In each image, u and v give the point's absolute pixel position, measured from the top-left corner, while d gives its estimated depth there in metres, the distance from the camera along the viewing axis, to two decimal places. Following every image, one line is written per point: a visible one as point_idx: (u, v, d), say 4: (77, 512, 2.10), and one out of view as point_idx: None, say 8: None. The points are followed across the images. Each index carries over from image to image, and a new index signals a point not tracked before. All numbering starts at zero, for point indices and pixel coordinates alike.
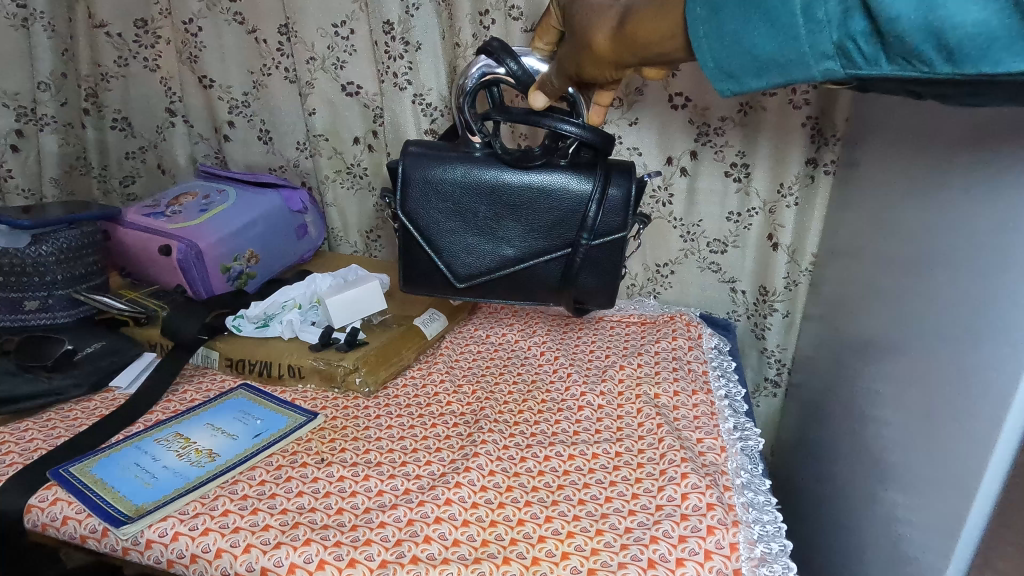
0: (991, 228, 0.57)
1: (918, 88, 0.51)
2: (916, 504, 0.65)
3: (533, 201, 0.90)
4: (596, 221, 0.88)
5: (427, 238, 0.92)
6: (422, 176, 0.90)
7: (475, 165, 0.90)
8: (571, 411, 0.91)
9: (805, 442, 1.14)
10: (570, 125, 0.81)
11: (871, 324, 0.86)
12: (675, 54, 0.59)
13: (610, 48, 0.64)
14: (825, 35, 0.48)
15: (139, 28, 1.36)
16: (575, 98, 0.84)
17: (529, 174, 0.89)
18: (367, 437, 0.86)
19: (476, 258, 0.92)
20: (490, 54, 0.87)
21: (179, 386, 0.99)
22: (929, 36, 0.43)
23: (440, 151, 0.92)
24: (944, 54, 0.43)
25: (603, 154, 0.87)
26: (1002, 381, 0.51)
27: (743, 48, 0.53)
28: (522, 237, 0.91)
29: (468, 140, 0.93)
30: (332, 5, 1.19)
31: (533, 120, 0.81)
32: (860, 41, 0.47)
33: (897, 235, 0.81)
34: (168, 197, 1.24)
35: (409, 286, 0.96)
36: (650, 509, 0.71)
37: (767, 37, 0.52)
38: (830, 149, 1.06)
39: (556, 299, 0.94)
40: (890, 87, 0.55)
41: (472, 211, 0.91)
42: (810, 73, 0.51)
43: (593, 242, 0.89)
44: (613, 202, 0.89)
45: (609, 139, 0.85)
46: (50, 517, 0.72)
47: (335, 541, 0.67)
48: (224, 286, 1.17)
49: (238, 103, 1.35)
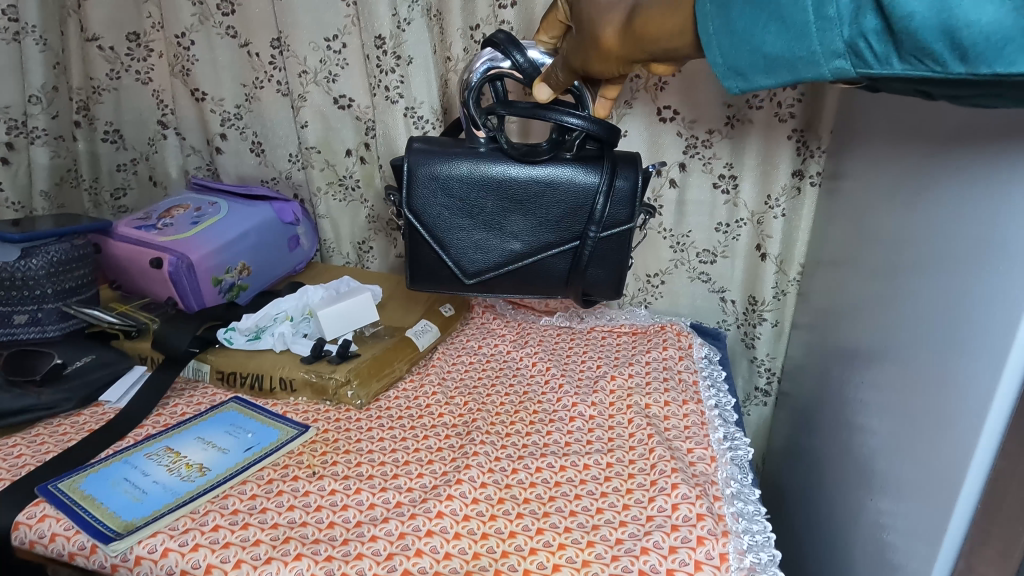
0: (971, 242, 0.58)
1: (930, 88, 0.52)
2: (901, 512, 0.66)
3: (540, 194, 0.91)
4: (604, 212, 0.89)
5: (435, 235, 0.92)
6: (428, 173, 0.91)
7: (481, 161, 0.91)
8: (563, 422, 0.91)
9: (796, 451, 1.15)
10: (573, 118, 0.85)
11: (858, 334, 0.87)
12: (684, 50, 0.61)
13: (618, 43, 0.64)
14: (836, 33, 0.51)
15: (131, 42, 1.36)
16: (580, 90, 0.86)
17: (536, 168, 0.91)
18: (359, 450, 0.86)
19: (483, 254, 0.93)
20: (495, 47, 0.88)
21: (170, 400, 0.98)
22: (942, 35, 0.45)
23: (445, 147, 0.93)
24: (956, 53, 0.45)
25: (609, 145, 0.89)
26: (982, 392, 0.52)
27: (753, 46, 0.55)
28: (529, 230, 0.92)
29: (472, 134, 0.94)
30: (325, 19, 1.21)
31: (539, 114, 0.83)
32: (872, 39, 0.49)
33: (881, 247, 0.83)
34: (159, 209, 1.25)
35: (415, 283, 0.97)
36: (640, 520, 0.72)
37: (779, 36, 0.54)
38: (815, 161, 1.08)
39: (564, 291, 0.96)
40: (896, 88, 0.56)
41: (479, 207, 0.91)
42: (820, 71, 0.53)
43: (601, 234, 0.91)
44: (619, 194, 0.90)
45: (614, 130, 0.88)
46: (38, 534, 0.72)
47: (327, 555, 0.67)
48: (216, 299, 1.17)
49: (230, 115, 1.36)
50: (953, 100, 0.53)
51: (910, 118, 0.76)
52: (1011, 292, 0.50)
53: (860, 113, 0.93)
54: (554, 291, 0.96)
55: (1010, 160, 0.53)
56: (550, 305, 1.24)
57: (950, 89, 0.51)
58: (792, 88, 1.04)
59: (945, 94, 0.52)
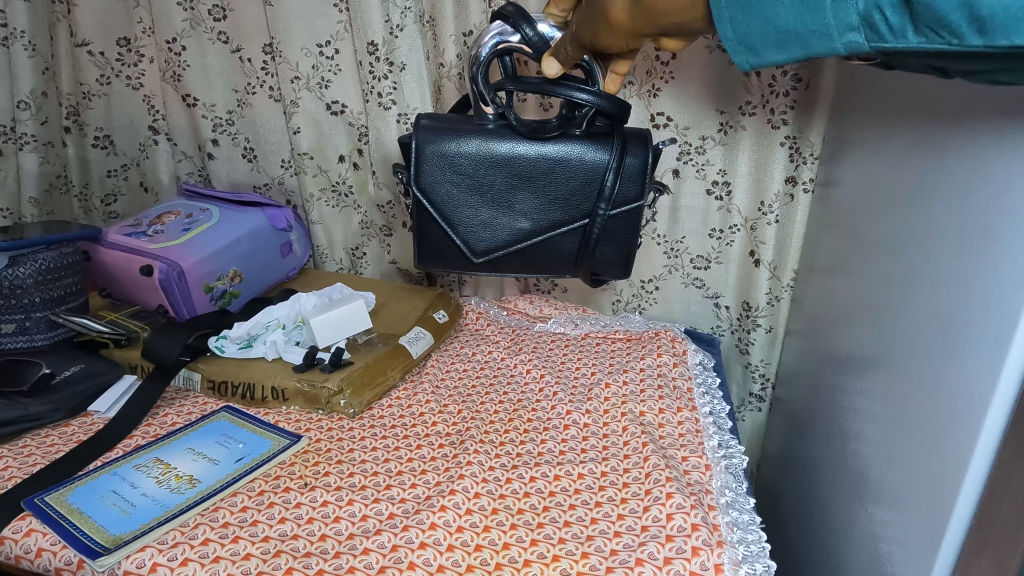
0: (965, 251, 0.58)
1: (943, 63, 0.50)
2: (896, 521, 0.66)
3: (549, 172, 0.90)
4: (613, 191, 0.89)
5: (443, 213, 0.92)
6: (436, 151, 0.90)
7: (490, 138, 0.90)
8: (557, 430, 0.91)
9: (790, 456, 1.15)
10: (584, 94, 0.83)
11: (851, 341, 0.87)
12: (693, 27, 0.58)
13: (626, 17, 0.61)
14: (851, 6, 0.48)
15: (122, 47, 1.35)
16: (591, 64, 0.84)
17: (545, 145, 0.90)
18: (352, 460, 0.85)
19: (492, 232, 0.93)
20: (505, 20, 0.85)
21: (160, 410, 0.97)
22: (961, 5, 0.43)
23: (453, 124, 0.91)
24: (975, 24, 0.43)
25: (620, 122, 0.88)
26: (977, 402, 0.52)
27: (765, 19, 0.53)
28: (538, 209, 0.92)
29: (481, 110, 0.91)
30: (317, 25, 1.20)
31: (549, 90, 0.82)
32: (887, 11, 0.47)
33: (875, 255, 0.83)
34: (150, 215, 1.23)
35: (423, 261, 0.97)
36: (635, 530, 0.71)
37: (792, 8, 0.52)
38: (808, 167, 1.07)
39: (572, 270, 0.96)
40: (910, 64, 0.54)
41: (488, 184, 0.91)
42: (833, 46, 0.51)
43: (610, 213, 0.90)
44: (628, 171, 0.89)
45: (625, 106, 0.86)
46: (24, 549, 0.71)
47: (318, 569, 0.66)
48: (207, 306, 1.16)
49: (222, 121, 1.35)
50: (971, 76, 0.51)
51: (903, 126, 0.76)
52: (1005, 302, 0.50)
53: (853, 120, 0.93)
54: (563, 270, 0.96)
55: (1005, 169, 0.53)
56: (544, 311, 1.23)
57: (966, 63, 0.49)
58: (785, 95, 1.04)
59: (961, 69, 0.50)
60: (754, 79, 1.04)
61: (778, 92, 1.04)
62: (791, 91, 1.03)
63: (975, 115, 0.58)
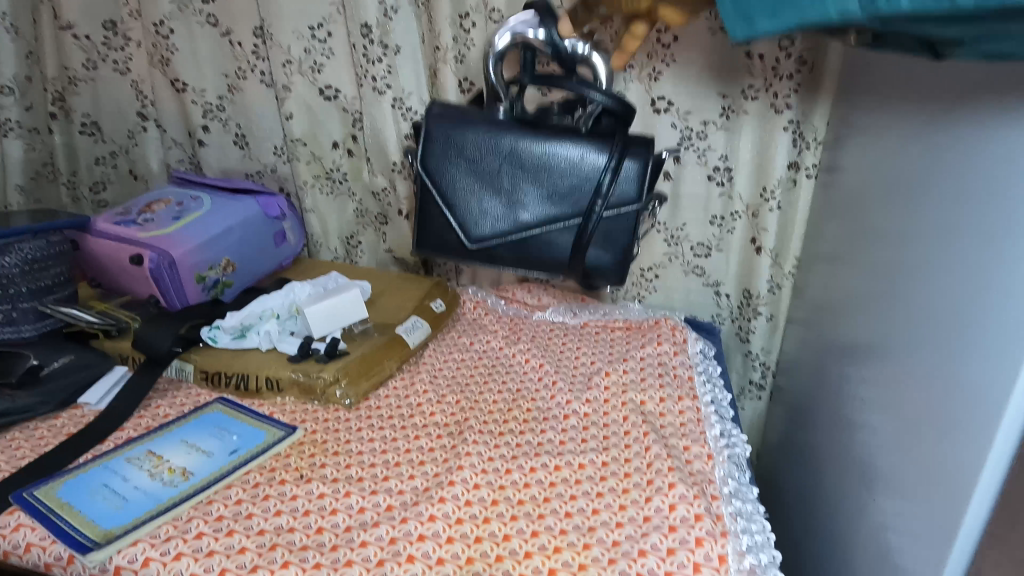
0: (977, 233, 0.57)
1: (940, 30, 0.47)
2: (905, 511, 0.65)
3: (553, 165, 0.89)
4: (611, 191, 0.87)
5: (443, 197, 0.91)
6: (444, 133, 0.91)
7: (498, 128, 0.90)
8: (557, 428, 0.88)
9: (791, 445, 1.14)
10: (595, 91, 0.85)
11: (855, 329, 0.86)
12: None
13: None
14: None
15: (107, 30, 1.31)
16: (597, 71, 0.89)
17: (551, 139, 0.89)
18: (348, 452, 0.83)
19: (490, 222, 0.90)
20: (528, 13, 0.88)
21: (152, 402, 0.95)
22: None
23: (464, 112, 0.92)
24: None
25: (626, 124, 0.88)
26: (993, 387, 0.51)
27: None
28: (539, 203, 0.89)
29: (492, 104, 0.93)
30: (309, 7, 1.17)
31: (562, 81, 0.83)
32: None
33: (880, 240, 0.81)
34: (139, 203, 1.21)
35: (416, 247, 0.95)
36: (638, 521, 0.70)
37: None
38: (811, 153, 1.06)
39: (563, 270, 0.91)
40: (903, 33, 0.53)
41: (491, 172, 0.90)
42: (826, 14, 0.48)
43: (605, 212, 0.87)
44: (629, 172, 0.88)
45: (631, 108, 0.88)
46: (12, 544, 0.69)
47: (315, 563, 0.65)
48: (199, 296, 1.13)
49: (212, 107, 1.32)
50: (964, 47, 0.49)
51: (911, 108, 0.75)
52: (1021, 283, 0.49)
53: (858, 103, 0.91)
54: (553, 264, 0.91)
55: (1019, 147, 0.52)
56: (543, 300, 1.21)
57: (963, 27, 0.46)
58: (789, 78, 1.02)
59: (954, 36, 0.48)
60: (756, 63, 1.02)
61: (781, 76, 1.02)
62: (795, 74, 1.01)
63: (986, 95, 0.56)
